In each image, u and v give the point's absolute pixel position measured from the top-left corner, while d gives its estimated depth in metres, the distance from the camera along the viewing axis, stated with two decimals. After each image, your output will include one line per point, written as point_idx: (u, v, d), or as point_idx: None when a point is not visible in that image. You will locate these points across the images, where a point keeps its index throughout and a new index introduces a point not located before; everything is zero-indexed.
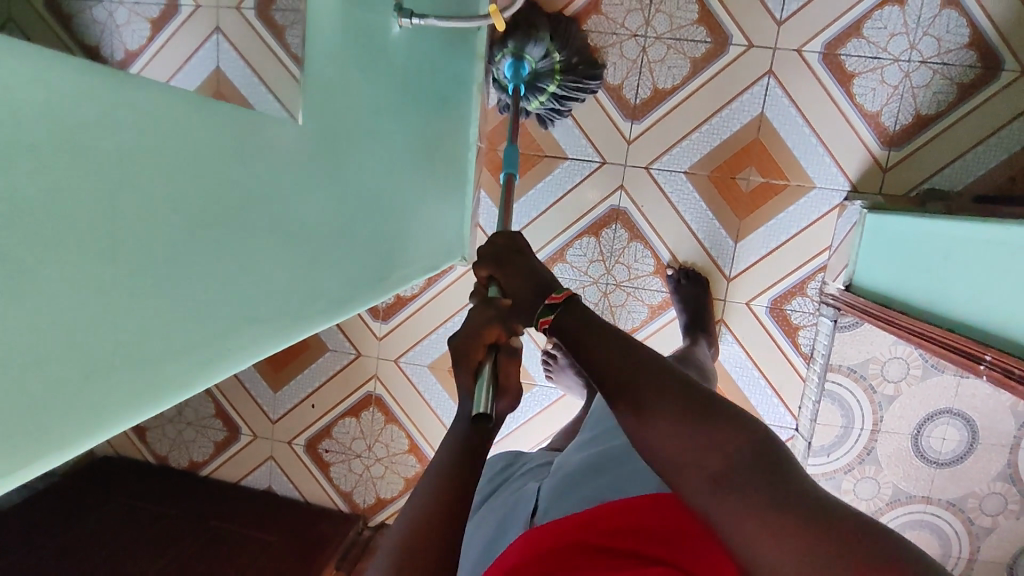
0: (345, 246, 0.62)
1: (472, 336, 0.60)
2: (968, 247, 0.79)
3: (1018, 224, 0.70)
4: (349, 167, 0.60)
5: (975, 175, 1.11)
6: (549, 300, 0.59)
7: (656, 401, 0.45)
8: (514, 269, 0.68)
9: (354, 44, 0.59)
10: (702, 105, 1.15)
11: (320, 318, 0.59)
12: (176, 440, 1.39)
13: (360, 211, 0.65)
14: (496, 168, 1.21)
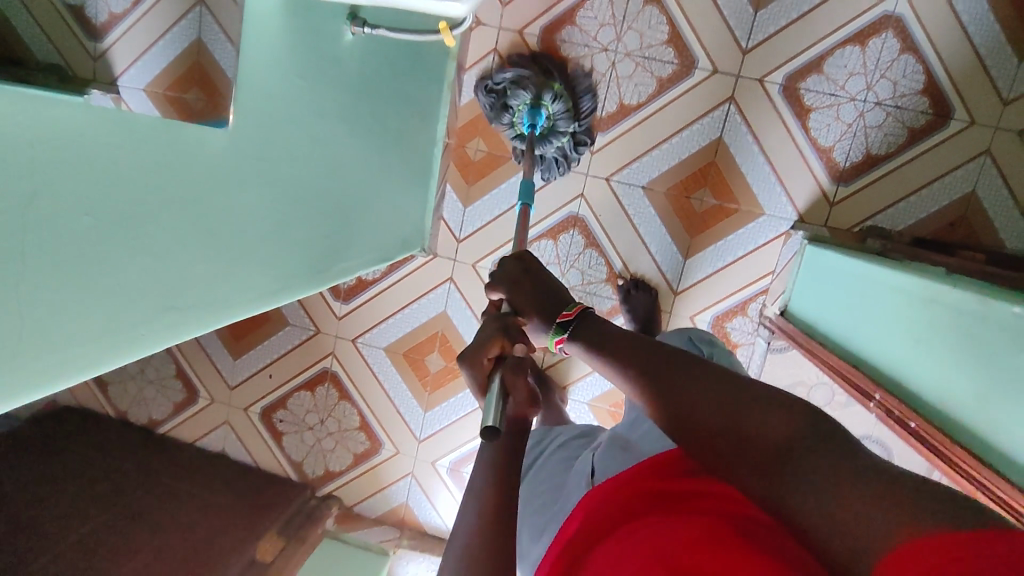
0: (281, 239, 0.67)
1: (482, 345, 0.60)
2: (868, 287, 0.85)
3: (907, 273, 0.76)
4: (293, 168, 0.65)
5: (918, 218, 1.16)
6: (560, 317, 0.62)
7: (697, 393, 0.46)
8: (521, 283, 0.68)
9: (304, 53, 0.63)
10: (665, 124, 1.19)
11: (250, 306, 0.64)
12: (137, 397, 1.45)
13: (301, 207, 0.69)
14: (463, 165, 1.26)
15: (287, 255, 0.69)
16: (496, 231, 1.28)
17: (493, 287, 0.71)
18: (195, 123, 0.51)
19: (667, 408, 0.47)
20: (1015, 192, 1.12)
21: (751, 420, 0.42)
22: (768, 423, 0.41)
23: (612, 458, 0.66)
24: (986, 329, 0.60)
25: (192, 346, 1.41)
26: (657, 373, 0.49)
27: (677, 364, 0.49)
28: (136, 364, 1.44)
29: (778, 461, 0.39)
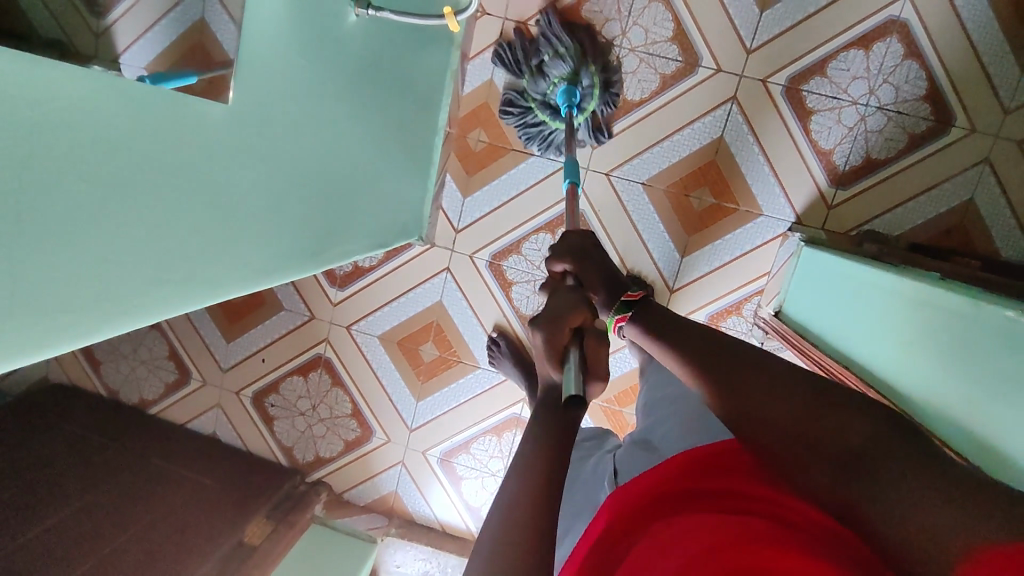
0: (275, 220, 0.67)
1: (561, 314, 0.64)
2: (862, 288, 0.85)
3: (899, 275, 0.76)
4: (289, 147, 0.65)
5: (915, 224, 1.16)
6: (624, 299, 0.71)
7: (776, 394, 0.49)
8: (590, 265, 0.78)
9: (307, 31, 0.63)
10: (666, 121, 1.19)
11: (239, 284, 0.64)
12: (128, 376, 1.45)
13: (297, 188, 0.68)
14: (464, 155, 1.26)
15: (280, 236, 0.69)
16: (493, 222, 1.28)
17: (560, 259, 0.81)
18: (197, 97, 0.50)
19: (740, 404, 0.51)
20: (1013, 201, 1.13)
21: (829, 420, 0.46)
22: (846, 425, 0.45)
23: (635, 458, 0.73)
24: (976, 332, 0.60)
25: (185, 327, 1.40)
26: (731, 371, 0.53)
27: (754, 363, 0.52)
28: (128, 344, 1.43)
29: (855, 460, 0.43)
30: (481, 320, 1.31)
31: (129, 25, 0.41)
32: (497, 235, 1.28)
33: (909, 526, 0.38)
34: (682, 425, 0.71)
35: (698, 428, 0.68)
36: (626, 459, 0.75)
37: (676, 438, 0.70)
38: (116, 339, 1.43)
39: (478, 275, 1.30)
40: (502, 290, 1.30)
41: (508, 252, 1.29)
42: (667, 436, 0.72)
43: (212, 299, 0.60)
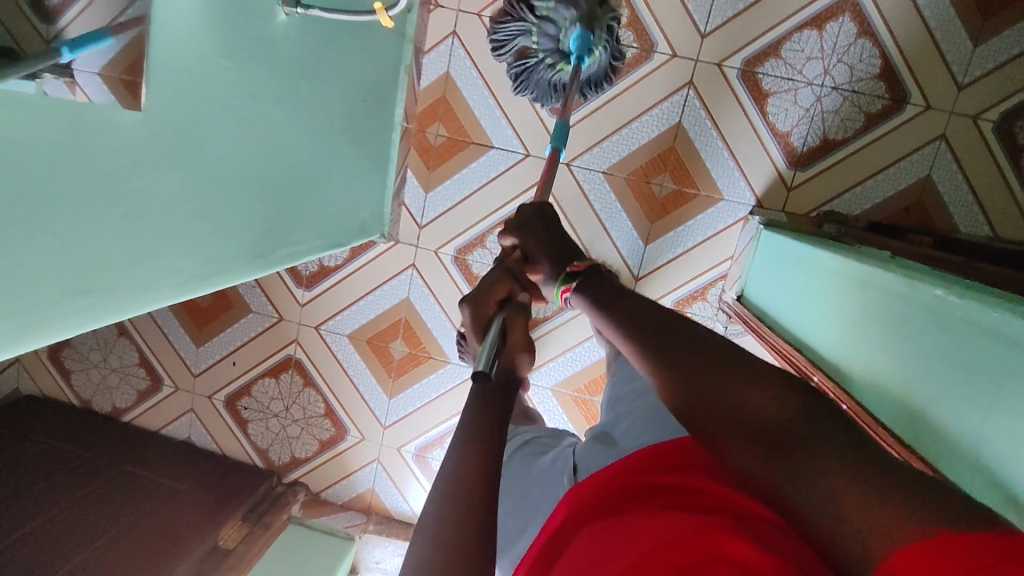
0: (210, 226, 0.66)
1: (489, 288, 0.77)
2: (810, 269, 0.85)
3: (840, 252, 0.77)
4: (222, 152, 0.65)
5: (873, 202, 1.17)
6: (571, 268, 0.68)
7: (691, 372, 0.47)
8: (534, 230, 0.77)
9: (230, 34, 0.62)
10: (624, 109, 1.19)
11: (175, 291, 0.64)
12: (100, 385, 1.44)
13: (232, 192, 0.68)
14: (424, 150, 1.26)
15: (218, 242, 0.69)
16: (456, 217, 1.28)
17: (508, 234, 0.81)
18: (111, 107, 0.50)
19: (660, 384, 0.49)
20: (970, 177, 1.13)
21: (755, 400, 0.43)
22: (765, 402, 0.42)
23: (594, 451, 0.71)
24: (905, 309, 0.61)
25: (154, 334, 1.40)
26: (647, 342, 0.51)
27: (670, 334, 0.50)
28: (98, 352, 1.43)
29: (770, 435, 0.41)
30: (449, 316, 1.31)
31: (86, 24, 0.47)
32: (461, 230, 1.28)
33: (828, 518, 0.36)
34: (645, 417, 0.71)
35: (662, 418, 0.68)
36: (587, 451, 0.72)
37: (636, 432, 0.70)
38: (86, 347, 1.43)
39: (445, 271, 1.30)
40: (468, 284, 1.30)
41: (473, 246, 1.29)
42: (631, 428, 0.72)
43: (145, 308, 0.60)
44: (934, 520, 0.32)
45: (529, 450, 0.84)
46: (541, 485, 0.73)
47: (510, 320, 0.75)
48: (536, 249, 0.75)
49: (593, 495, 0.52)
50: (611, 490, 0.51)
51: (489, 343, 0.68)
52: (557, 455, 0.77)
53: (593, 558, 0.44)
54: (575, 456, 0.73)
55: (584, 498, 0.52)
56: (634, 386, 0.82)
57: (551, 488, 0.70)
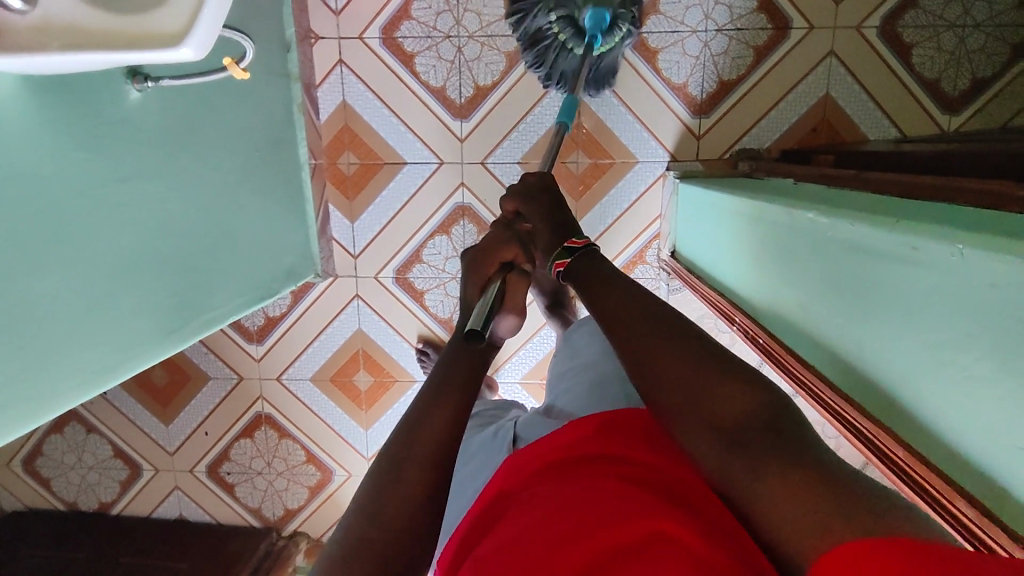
0: (102, 315, 0.66)
1: (497, 246, 0.77)
2: (716, 214, 0.87)
3: (735, 193, 0.79)
4: (98, 240, 0.65)
5: (781, 132, 1.19)
6: (567, 244, 0.71)
7: (673, 366, 0.50)
8: (538, 203, 0.80)
9: (76, 126, 0.62)
10: (522, 97, 1.20)
11: (74, 385, 0.64)
12: (81, 485, 1.43)
13: (121, 276, 0.68)
14: (340, 182, 1.26)
15: (117, 327, 0.69)
16: (388, 238, 1.28)
17: (509, 200, 0.83)
18: None
19: (640, 375, 0.52)
20: (866, 86, 1.15)
21: (741, 422, 0.45)
22: (738, 402, 0.46)
23: (536, 421, 0.73)
24: (792, 237, 0.62)
25: (122, 422, 1.39)
26: (633, 334, 0.54)
27: (665, 327, 0.53)
28: (71, 454, 1.41)
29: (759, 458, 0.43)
30: (404, 335, 1.32)
31: None
32: (395, 251, 1.28)
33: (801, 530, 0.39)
34: (586, 394, 0.72)
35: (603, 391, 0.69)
36: (529, 422, 0.74)
37: (578, 403, 0.72)
38: (59, 452, 1.41)
39: (389, 293, 1.30)
40: (415, 301, 1.30)
41: (411, 263, 1.29)
42: (572, 404, 0.73)
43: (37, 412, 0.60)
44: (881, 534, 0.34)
45: (479, 420, 0.85)
46: (483, 454, 0.74)
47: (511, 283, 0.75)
48: (537, 220, 0.79)
49: (530, 469, 0.54)
50: (550, 467, 0.53)
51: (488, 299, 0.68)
52: (502, 425, 0.79)
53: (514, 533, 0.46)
54: (517, 426, 0.75)
55: (523, 473, 0.54)
56: (575, 361, 0.83)
57: (493, 455, 0.72)
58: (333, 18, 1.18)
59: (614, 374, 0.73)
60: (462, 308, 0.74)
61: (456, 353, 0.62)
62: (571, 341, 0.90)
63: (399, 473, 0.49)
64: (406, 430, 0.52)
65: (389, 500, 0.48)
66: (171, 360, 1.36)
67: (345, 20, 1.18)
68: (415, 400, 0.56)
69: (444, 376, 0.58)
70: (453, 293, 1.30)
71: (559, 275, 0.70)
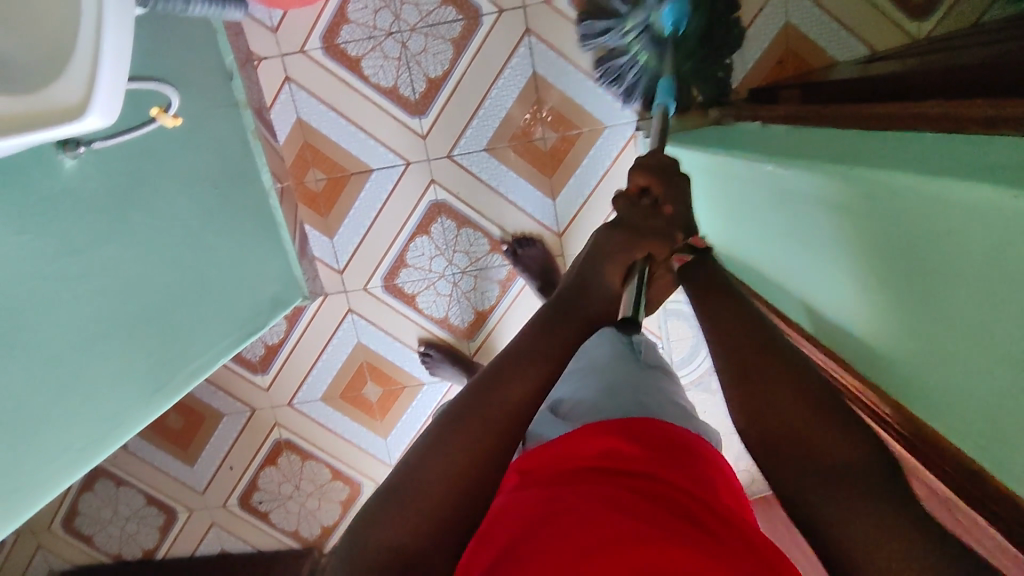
0: (68, 387, 0.68)
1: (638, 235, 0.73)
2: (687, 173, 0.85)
3: (699, 148, 0.76)
4: (51, 316, 0.66)
5: (748, 69, 1.14)
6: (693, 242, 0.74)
7: (783, 399, 0.47)
8: (675, 187, 0.75)
9: (10, 208, 0.62)
10: (477, 82, 1.17)
11: (39, 461, 0.66)
12: (122, 536, 1.45)
13: (77, 345, 0.69)
14: (311, 201, 1.24)
15: (86, 401, 0.71)
16: (369, 248, 1.27)
17: (642, 175, 0.76)
18: None
19: (748, 400, 0.49)
20: (827, 7, 1.11)
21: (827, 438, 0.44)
22: (839, 447, 0.44)
23: (544, 422, 0.70)
24: (760, 192, 0.60)
25: (149, 471, 1.41)
26: (737, 370, 0.51)
27: (778, 359, 0.50)
28: (106, 509, 1.44)
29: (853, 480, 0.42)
30: (404, 341, 1.31)
31: None
32: (379, 259, 1.27)
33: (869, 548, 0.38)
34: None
35: None
36: (539, 423, 0.71)
37: None
38: (95, 508, 1.43)
39: (381, 302, 1.29)
40: (408, 306, 1.29)
41: (397, 269, 1.27)
42: None
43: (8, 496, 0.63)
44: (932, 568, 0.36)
45: None
46: None
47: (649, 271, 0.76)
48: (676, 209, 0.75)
49: (546, 477, 0.52)
50: (571, 475, 0.51)
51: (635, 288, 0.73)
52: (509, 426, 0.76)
53: (538, 543, 0.44)
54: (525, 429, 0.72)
55: (536, 480, 0.53)
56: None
57: None
58: (271, 36, 1.15)
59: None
60: (589, 275, 0.71)
61: (563, 316, 0.66)
62: None
63: (455, 433, 0.52)
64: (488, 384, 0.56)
65: (434, 466, 0.50)
66: (183, 404, 1.37)
67: (284, 36, 1.15)
68: (504, 351, 0.60)
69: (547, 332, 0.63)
70: (444, 292, 1.29)
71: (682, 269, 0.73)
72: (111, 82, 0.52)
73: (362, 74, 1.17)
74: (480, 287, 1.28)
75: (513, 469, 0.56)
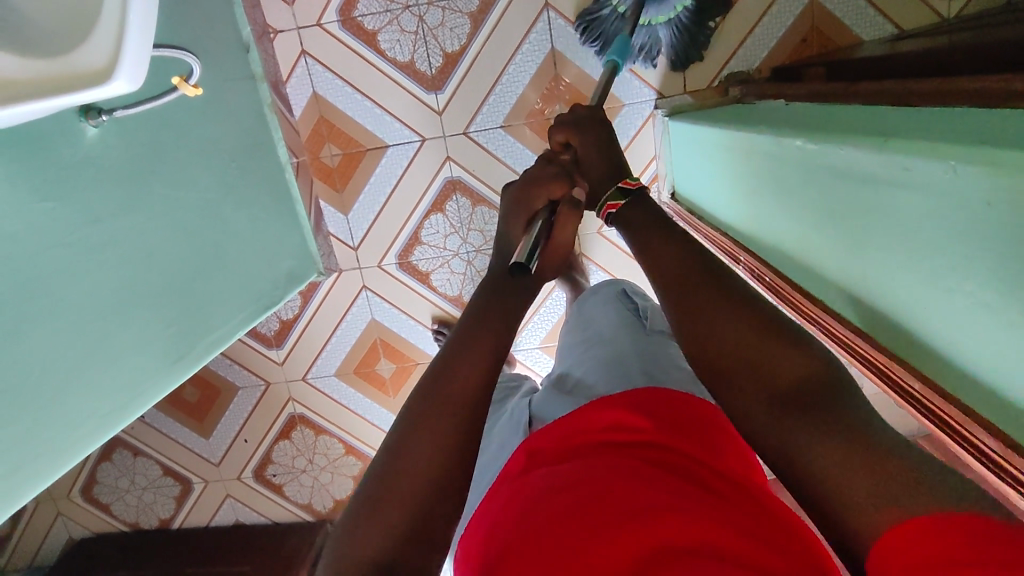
0: (96, 354, 0.70)
1: (542, 183, 0.73)
2: (709, 149, 0.84)
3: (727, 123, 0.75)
4: (81, 286, 0.67)
5: (770, 47, 1.12)
6: (621, 185, 0.69)
7: (722, 324, 0.50)
8: (592, 136, 0.76)
9: (35, 176, 0.62)
10: (494, 57, 1.15)
11: (69, 426, 0.68)
12: (140, 505, 1.48)
13: (103, 312, 0.70)
14: (326, 176, 1.24)
15: (110, 368, 0.72)
16: (384, 224, 1.26)
17: (559, 129, 0.78)
18: None
19: (702, 339, 0.51)
20: None
21: (782, 364, 0.46)
22: (796, 367, 0.46)
23: (550, 399, 0.71)
24: (785, 168, 0.60)
25: (165, 443, 1.43)
26: (681, 303, 0.54)
27: (720, 296, 0.52)
28: (124, 478, 1.46)
29: (815, 411, 0.43)
30: (418, 318, 1.32)
31: None
32: (393, 236, 1.27)
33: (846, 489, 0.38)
34: (597, 367, 0.72)
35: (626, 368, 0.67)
36: (545, 401, 0.72)
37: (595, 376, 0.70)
38: (112, 477, 1.46)
39: (395, 279, 1.30)
40: (423, 284, 1.30)
41: (411, 246, 1.27)
42: (586, 376, 0.71)
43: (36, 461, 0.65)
44: (933, 503, 0.35)
45: (498, 397, 0.86)
46: (502, 437, 0.72)
47: (562, 220, 0.73)
48: (592, 158, 0.75)
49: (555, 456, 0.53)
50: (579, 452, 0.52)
51: (534, 235, 0.70)
52: (519, 406, 0.77)
53: (548, 514, 0.44)
54: (532, 409, 0.73)
55: (544, 460, 0.53)
56: (589, 333, 0.83)
57: (510, 440, 0.70)
58: (288, 9, 1.14)
59: (629, 349, 0.72)
60: (502, 229, 0.74)
61: (497, 286, 0.63)
62: (585, 311, 0.89)
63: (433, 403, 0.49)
64: (439, 382, 0.51)
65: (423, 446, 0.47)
66: (199, 377, 1.38)
67: (300, 9, 1.14)
68: (470, 311, 0.59)
69: (487, 310, 0.58)
70: (458, 270, 1.29)
71: (610, 216, 0.69)
72: (136, 45, 0.52)
73: (379, 49, 1.15)
74: None
75: (522, 451, 0.57)
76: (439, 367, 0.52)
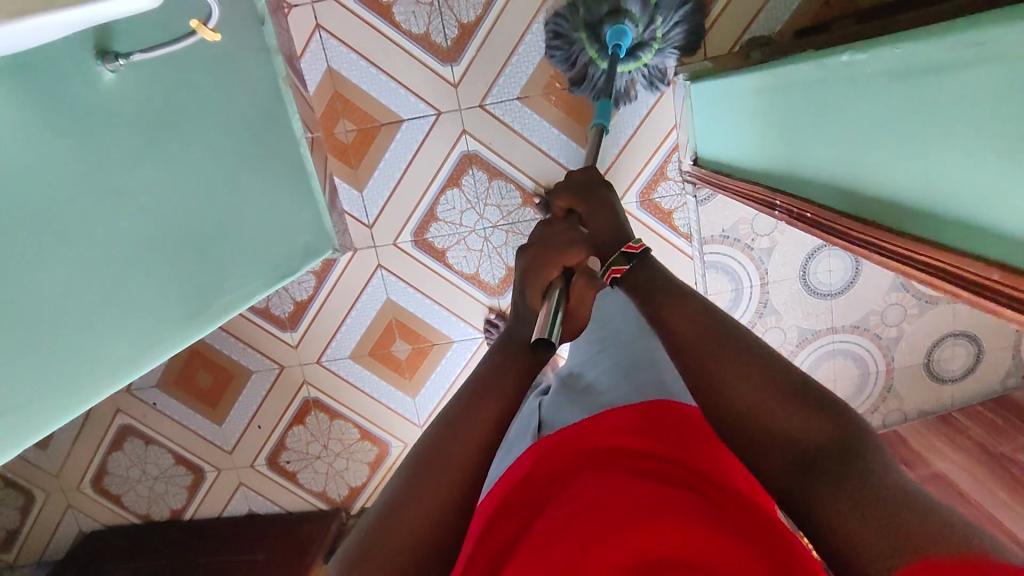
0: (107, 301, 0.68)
1: (555, 247, 0.68)
2: (744, 98, 0.81)
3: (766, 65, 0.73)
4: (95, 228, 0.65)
5: (794, 10, 1.10)
6: (627, 249, 0.68)
7: (732, 370, 0.49)
8: (595, 201, 0.81)
9: (46, 110, 0.60)
10: (511, 27, 1.14)
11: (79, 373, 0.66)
12: (150, 496, 1.45)
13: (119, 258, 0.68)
14: (341, 152, 1.22)
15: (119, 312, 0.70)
16: (399, 201, 1.24)
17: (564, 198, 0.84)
18: None
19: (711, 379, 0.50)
20: None
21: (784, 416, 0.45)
22: (799, 421, 0.44)
23: (558, 402, 0.68)
24: (834, 90, 0.57)
25: (177, 431, 1.40)
26: (688, 344, 0.53)
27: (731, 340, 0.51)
28: (135, 468, 1.43)
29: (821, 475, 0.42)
30: (434, 297, 1.30)
31: None
32: (409, 213, 1.25)
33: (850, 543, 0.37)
34: (607, 370, 0.68)
35: (635, 376, 0.63)
36: (552, 406, 0.68)
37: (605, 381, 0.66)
38: (123, 467, 1.43)
39: (411, 257, 1.27)
40: (439, 263, 1.27)
41: (427, 223, 1.25)
42: (596, 380, 0.68)
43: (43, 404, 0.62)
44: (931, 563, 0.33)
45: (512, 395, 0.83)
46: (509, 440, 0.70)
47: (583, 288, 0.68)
48: (594, 218, 0.79)
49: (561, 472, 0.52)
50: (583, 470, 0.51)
51: (554, 302, 0.63)
52: (527, 409, 0.74)
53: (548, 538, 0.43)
54: (540, 411, 0.70)
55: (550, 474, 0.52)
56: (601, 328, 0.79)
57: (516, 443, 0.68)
58: None
59: (639, 353, 0.68)
60: (517, 301, 0.67)
61: (505, 344, 0.61)
62: (602, 304, 0.85)
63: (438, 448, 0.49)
64: (434, 442, 0.50)
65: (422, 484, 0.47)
66: (212, 362, 1.36)
67: None
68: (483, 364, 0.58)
69: (499, 367, 0.57)
70: (475, 247, 1.26)
71: (616, 280, 0.68)
72: None
73: (394, 20, 1.14)
74: (511, 243, 1.26)
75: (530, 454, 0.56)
76: (437, 420, 0.51)
